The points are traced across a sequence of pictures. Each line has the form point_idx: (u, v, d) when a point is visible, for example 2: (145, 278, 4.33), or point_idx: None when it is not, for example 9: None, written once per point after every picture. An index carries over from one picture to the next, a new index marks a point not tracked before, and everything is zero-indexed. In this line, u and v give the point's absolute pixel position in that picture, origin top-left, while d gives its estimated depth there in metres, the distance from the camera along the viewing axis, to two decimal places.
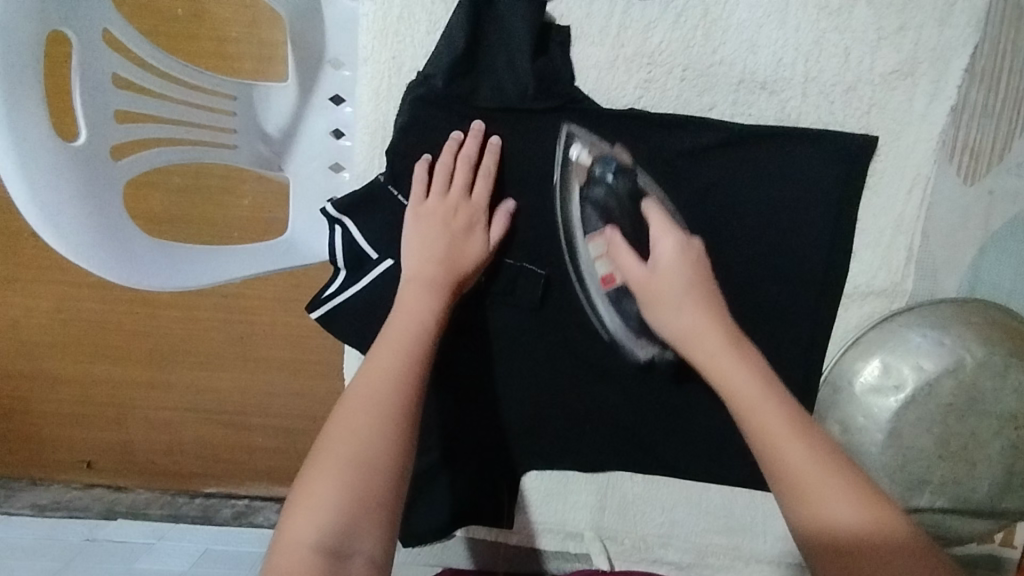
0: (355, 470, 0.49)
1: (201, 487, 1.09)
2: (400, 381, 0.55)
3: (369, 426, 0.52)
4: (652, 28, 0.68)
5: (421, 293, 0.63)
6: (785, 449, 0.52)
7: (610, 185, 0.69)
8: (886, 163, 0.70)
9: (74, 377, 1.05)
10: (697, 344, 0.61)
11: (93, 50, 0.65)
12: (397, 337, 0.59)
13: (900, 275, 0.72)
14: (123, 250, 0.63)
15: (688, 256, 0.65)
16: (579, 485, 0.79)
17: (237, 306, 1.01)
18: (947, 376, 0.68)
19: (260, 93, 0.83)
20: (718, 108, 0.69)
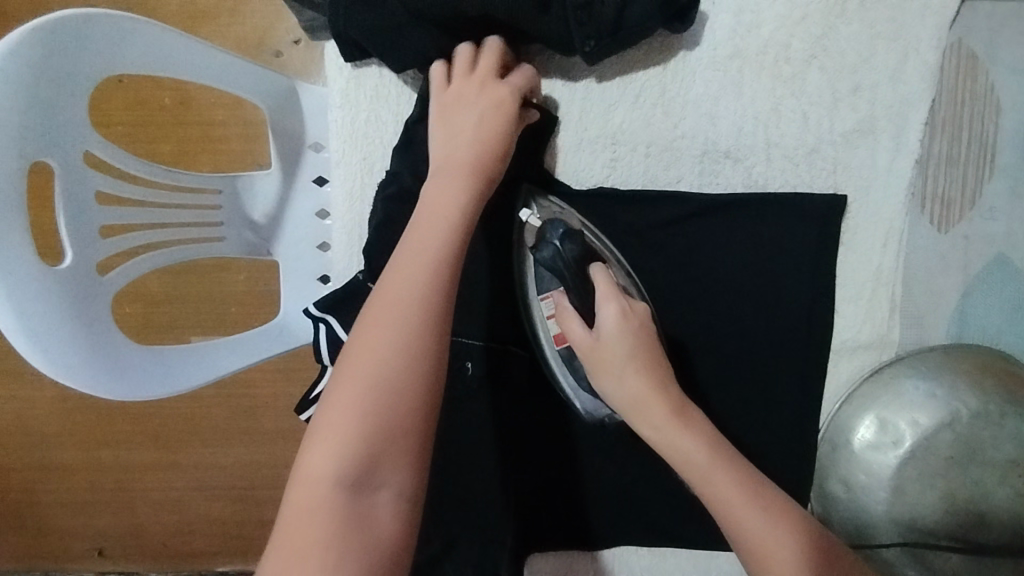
0: (379, 403, 0.47)
1: (213, 566, 1.07)
2: (427, 302, 0.50)
3: (395, 350, 0.48)
4: (613, 110, 0.70)
5: (456, 182, 0.57)
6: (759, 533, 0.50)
7: (557, 249, 0.62)
8: (859, 219, 0.70)
9: (80, 466, 1.05)
10: (640, 417, 0.56)
11: (76, 170, 0.66)
12: (418, 249, 0.53)
13: (886, 327, 0.72)
14: (113, 363, 0.64)
15: (631, 326, 0.59)
16: (583, 563, 0.77)
17: (238, 383, 1.03)
18: (942, 429, 0.67)
19: (244, 183, 0.84)
20: (685, 179, 0.70)
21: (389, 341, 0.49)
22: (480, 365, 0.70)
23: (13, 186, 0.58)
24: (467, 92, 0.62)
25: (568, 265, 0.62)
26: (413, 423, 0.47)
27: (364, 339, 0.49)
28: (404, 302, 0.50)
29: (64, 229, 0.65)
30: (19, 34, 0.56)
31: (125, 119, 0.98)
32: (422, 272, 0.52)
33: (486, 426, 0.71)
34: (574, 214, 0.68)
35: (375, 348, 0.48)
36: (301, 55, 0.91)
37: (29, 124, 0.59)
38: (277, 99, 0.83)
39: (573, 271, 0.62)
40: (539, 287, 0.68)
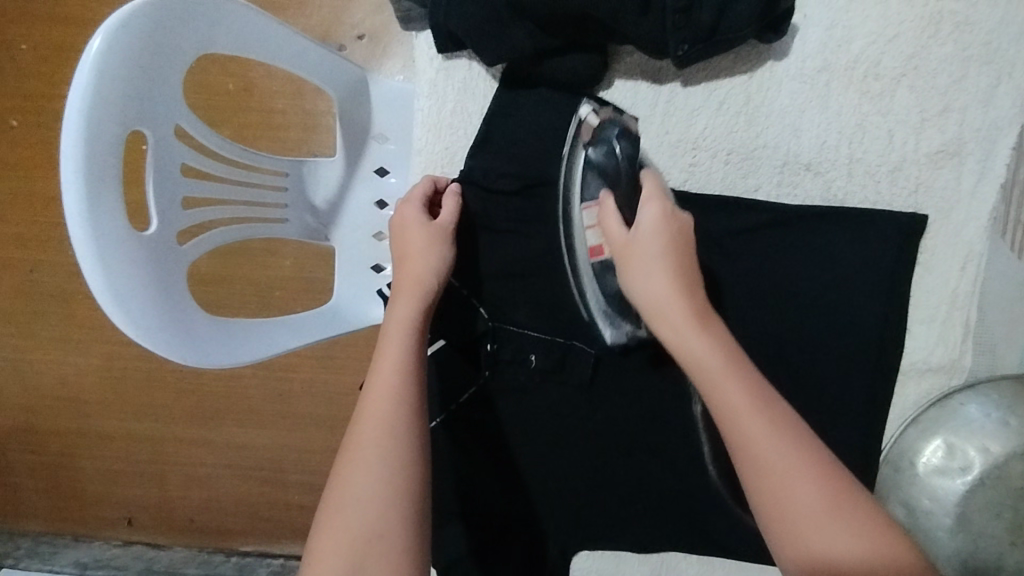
0: (360, 510, 0.53)
1: (239, 546, 1.09)
2: (393, 418, 0.57)
3: (374, 463, 0.55)
4: (696, 115, 0.71)
5: (414, 306, 0.64)
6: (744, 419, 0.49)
7: (612, 146, 0.66)
8: (937, 241, 0.70)
9: (119, 434, 1.08)
10: (662, 314, 0.57)
11: (167, 142, 0.68)
12: (381, 381, 0.59)
13: (958, 351, 0.71)
14: (185, 331, 0.65)
15: (666, 227, 0.60)
16: (630, 566, 0.78)
17: (278, 365, 1.05)
18: (1015, 459, 0.66)
19: (308, 168, 0.86)
20: (763, 188, 0.71)
21: (370, 457, 0.55)
22: (543, 358, 0.74)
23: (114, 152, 0.60)
24: (405, 221, 0.69)
25: (624, 163, 0.66)
26: (393, 522, 0.54)
27: (345, 458, 0.56)
28: (374, 419, 0.57)
29: (150, 199, 0.67)
30: (131, 8, 0.59)
31: (191, 96, 1.02)
32: (389, 390, 0.58)
33: (545, 419, 0.74)
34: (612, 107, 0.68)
35: (354, 469, 0.55)
36: (365, 50, 0.97)
37: (130, 95, 0.61)
38: (351, 89, 0.84)
39: (626, 171, 0.66)
40: (582, 191, 0.68)
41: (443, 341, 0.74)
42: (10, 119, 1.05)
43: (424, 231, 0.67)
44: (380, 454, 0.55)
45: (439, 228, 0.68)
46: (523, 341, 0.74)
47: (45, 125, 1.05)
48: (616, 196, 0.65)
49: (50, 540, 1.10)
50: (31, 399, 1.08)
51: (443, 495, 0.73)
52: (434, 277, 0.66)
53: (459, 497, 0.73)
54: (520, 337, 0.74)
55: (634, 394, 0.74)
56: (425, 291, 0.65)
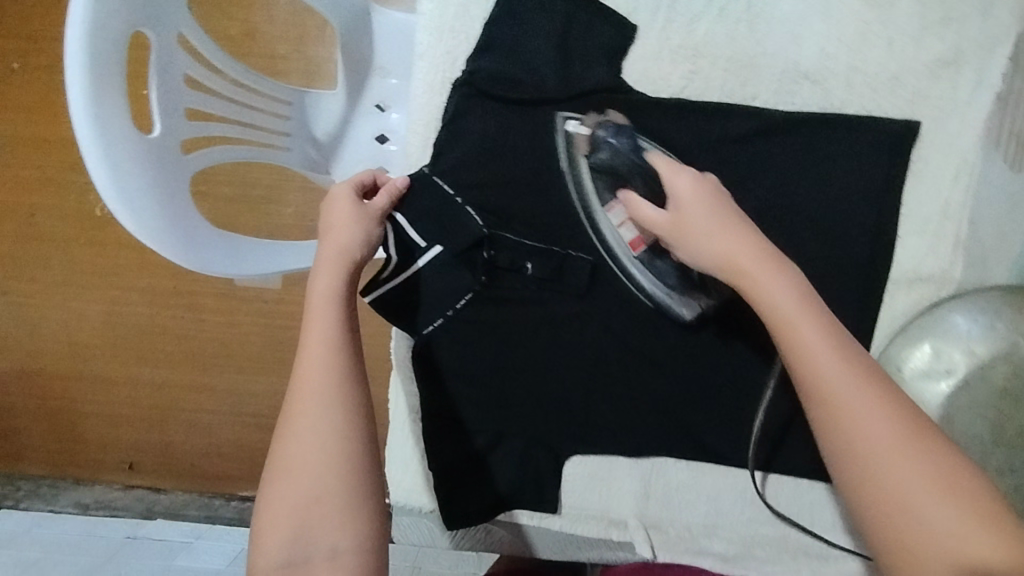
0: (295, 482, 0.52)
1: (236, 490, 1.10)
2: (320, 386, 0.54)
3: (311, 432, 0.53)
4: (697, 23, 0.71)
5: (337, 277, 0.61)
6: (809, 347, 0.51)
7: (614, 145, 0.67)
8: (930, 150, 0.71)
9: (123, 378, 1.10)
10: (733, 267, 0.57)
11: (169, 49, 0.68)
12: (311, 345, 0.56)
13: (949, 262, 0.72)
14: (190, 237, 0.65)
15: (704, 188, 0.62)
16: (623, 470, 0.78)
17: (277, 314, 1.06)
18: (1002, 362, 0.68)
19: (310, 100, 0.88)
20: (761, 97, 0.71)
21: (305, 428, 0.53)
22: (541, 266, 0.74)
23: (118, 47, 0.60)
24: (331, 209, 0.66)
25: (629, 159, 0.67)
26: (335, 483, 0.52)
27: (283, 431, 0.54)
28: (305, 397, 0.54)
29: (154, 104, 0.67)
30: None
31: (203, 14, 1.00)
32: (321, 354, 0.56)
33: (539, 327, 0.75)
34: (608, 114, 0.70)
35: (290, 441, 0.53)
36: None
37: None
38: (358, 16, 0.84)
39: (628, 161, 0.67)
40: (600, 199, 0.69)
41: (441, 246, 0.71)
42: (10, 61, 1.05)
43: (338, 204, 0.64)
44: (311, 423, 0.53)
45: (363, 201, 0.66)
46: (518, 248, 0.74)
47: (46, 67, 1.05)
48: (631, 182, 0.67)
49: (51, 483, 1.11)
50: (36, 341, 1.10)
51: (437, 395, 0.75)
52: (362, 242, 0.64)
53: (454, 399, 0.75)
54: (516, 244, 0.74)
55: (630, 305, 0.75)
56: (350, 260, 0.62)
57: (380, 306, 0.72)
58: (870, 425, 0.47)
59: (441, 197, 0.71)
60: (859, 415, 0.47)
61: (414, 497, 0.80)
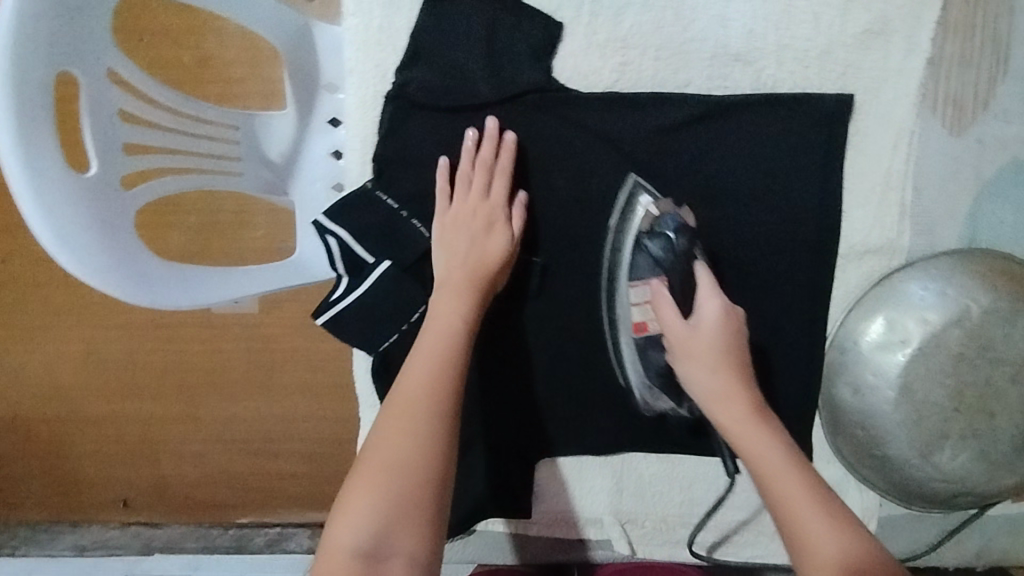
0: (393, 477, 0.54)
1: (235, 518, 1.05)
2: (437, 398, 0.58)
3: (416, 433, 0.56)
4: (622, 14, 0.71)
5: (472, 301, 0.65)
6: (746, 438, 0.57)
7: (669, 241, 0.66)
8: (867, 121, 0.71)
9: (94, 418, 1.02)
10: (721, 407, 0.60)
11: (100, 85, 0.66)
12: (432, 347, 0.61)
13: (896, 232, 0.72)
14: (139, 272, 0.66)
15: (727, 323, 0.63)
16: (594, 469, 0.78)
17: (259, 335, 0.98)
18: (953, 327, 0.67)
19: (261, 122, 0.84)
20: (694, 83, 0.71)
21: (407, 430, 0.56)
22: None
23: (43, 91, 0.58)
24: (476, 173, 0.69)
25: (675, 257, 0.66)
26: (429, 486, 0.55)
27: (385, 425, 0.57)
28: (407, 408, 0.57)
29: (89, 144, 0.66)
30: None
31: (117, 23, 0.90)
32: (440, 367, 0.60)
33: (495, 332, 0.74)
34: (632, 178, 0.71)
35: (391, 435, 0.56)
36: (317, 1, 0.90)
37: (55, 33, 0.59)
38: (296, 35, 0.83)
39: (678, 264, 0.66)
40: (630, 272, 0.69)
41: (390, 261, 0.71)
42: None
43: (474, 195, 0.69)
44: (419, 426, 0.57)
45: (481, 198, 0.69)
46: None
47: None
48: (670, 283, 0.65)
49: (48, 527, 1.06)
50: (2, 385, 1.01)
51: None
52: (504, 247, 0.69)
53: None
54: None
55: (583, 302, 0.74)
56: (474, 279, 0.66)
57: (335, 327, 0.72)
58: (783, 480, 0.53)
59: (386, 212, 0.72)
60: (762, 460, 0.55)
61: None
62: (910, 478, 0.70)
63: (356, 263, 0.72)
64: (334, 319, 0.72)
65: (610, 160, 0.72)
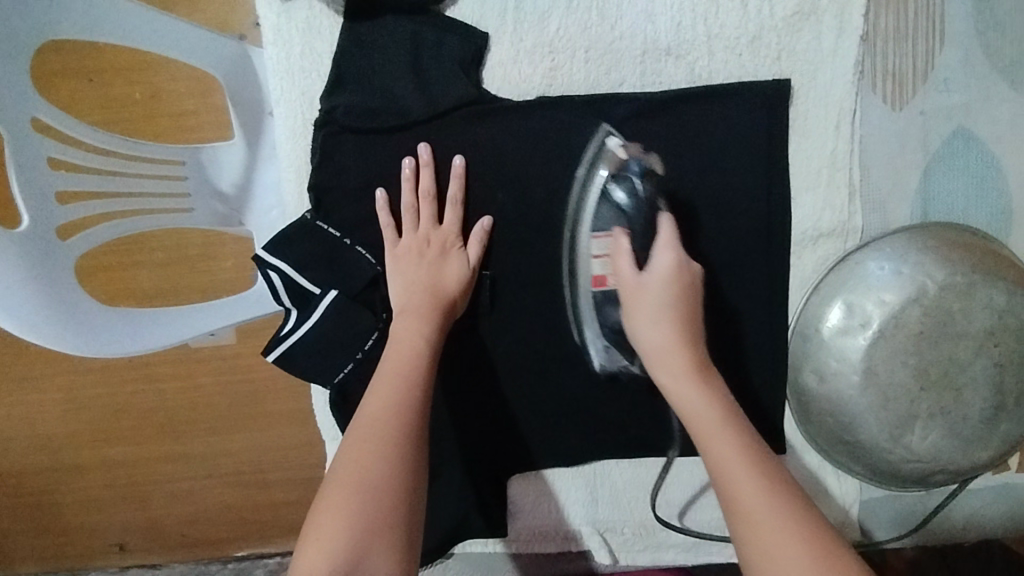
0: (367, 496, 0.52)
1: (233, 551, 1.01)
2: (405, 415, 0.57)
3: (388, 449, 0.55)
4: (547, 18, 0.69)
5: (435, 323, 0.64)
6: (680, 389, 0.55)
7: (633, 184, 0.65)
8: (807, 104, 0.69)
9: (78, 467, 0.97)
10: (662, 363, 0.56)
11: (25, 139, 0.68)
12: (394, 369, 0.60)
13: (847, 213, 0.70)
14: (70, 320, 0.68)
15: (680, 278, 0.60)
16: (566, 480, 0.76)
17: (235, 367, 0.93)
18: (911, 306, 0.66)
19: (208, 154, 0.79)
20: (628, 82, 0.70)
21: (374, 446, 0.55)
22: None
23: None
24: (427, 212, 0.69)
25: (640, 204, 0.64)
26: (407, 501, 0.53)
27: (354, 446, 0.55)
28: (375, 426, 0.56)
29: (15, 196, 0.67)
30: None
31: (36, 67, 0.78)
32: (408, 387, 0.59)
33: (450, 352, 0.73)
34: (604, 129, 0.69)
35: (362, 454, 0.54)
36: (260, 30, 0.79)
37: None
38: (232, 65, 0.78)
39: (642, 216, 0.64)
40: (593, 222, 0.68)
41: (336, 290, 0.70)
42: None
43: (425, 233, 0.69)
44: (389, 443, 0.55)
45: (432, 227, 0.69)
46: None
47: None
48: (632, 231, 0.64)
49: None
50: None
51: None
52: (463, 269, 0.69)
53: None
54: None
55: (535, 314, 0.72)
56: (439, 302, 0.66)
57: (285, 364, 0.70)
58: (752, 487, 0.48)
59: (328, 240, 0.70)
60: (733, 475, 0.49)
61: None
62: (883, 461, 0.69)
63: (303, 294, 0.70)
64: (285, 355, 0.70)
65: (550, 167, 0.70)
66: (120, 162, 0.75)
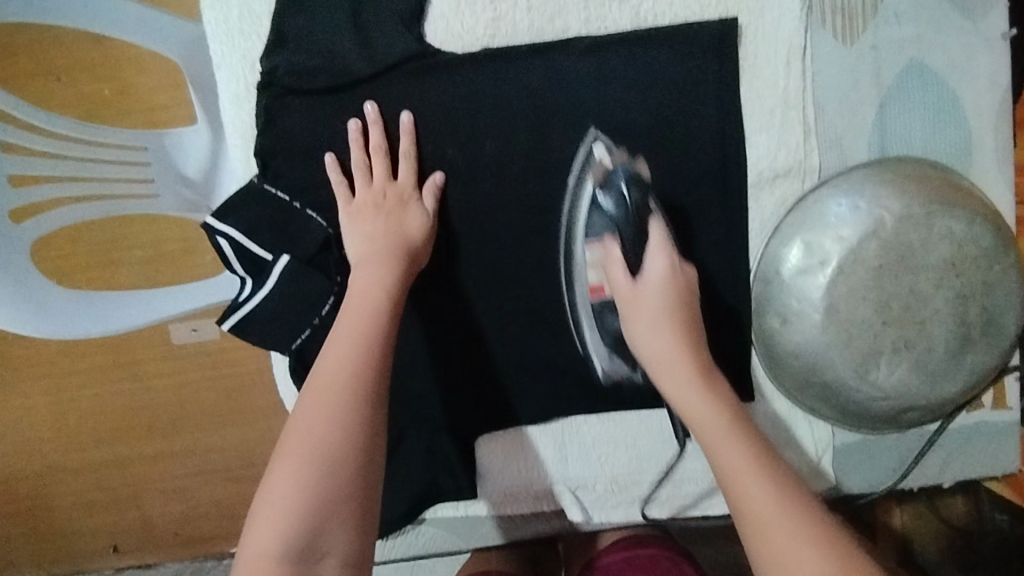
0: (319, 472, 0.51)
1: (225, 548, 0.95)
2: (359, 384, 0.55)
3: (342, 421, 0.53)
4: None
5: (396, 272, 0.63)
6: (696, 411, 0.55)
7: (620, 194, 0.64)
8: (756, 43, 0.68)
9: (55, 472, 0.89)
10: (667, 372, 0.58)
11: None
12: (354, 330, 0.58)
13: (802, 152, 0.69)
14: (46, 308, 0.80)
15: (674, 284, 0.61)
16: (533, 439, 0.76)
17: (216, 356, 0.86)
18: (869, 240, 0.65)
19: (172, 139, 0.80)
20: (573, 29, 0.69)
21: (329, 420, 0.53)
22: None
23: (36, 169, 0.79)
24: (382, 168, 0.68)
25: (626, 211, 0.64)
26: (361, 477, 0.52)
27: (307, 415, 0.53)
28: (329, 393, 0.54)
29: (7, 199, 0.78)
30: None
31: None
32: (365, 351, 0.56)
33: (409, 315, 0.72)
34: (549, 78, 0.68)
35: (316, 425, 0.53)
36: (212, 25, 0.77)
37: None
38: (188, 43, 0.77)
39: (630, 219, 0.63)
40: (585, 224, 0.68)
41: (289, 255, 0.69)
42: None
43: (379, 188, 0.67)
44: (343, 416, 0.53)
45: (387, 182, 0.68)
46: None
47: None
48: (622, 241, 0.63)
49: None
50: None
51: None
52: (422, 221, 0.67)
53: None
54: None
55: (492, 271, 0.71)
56: (400, 255, 0.64)
57: (241, 332, 0.70)
58: (750, 483, 0.49)
59: (279, 204, 0.69)
60: (743, 486, 0.50)
61: None
62: (851, 401, 0.68)
63: (255, 262, 0.69)
64: (241, 323, 0.69)
65: (498, 120, 0.69)
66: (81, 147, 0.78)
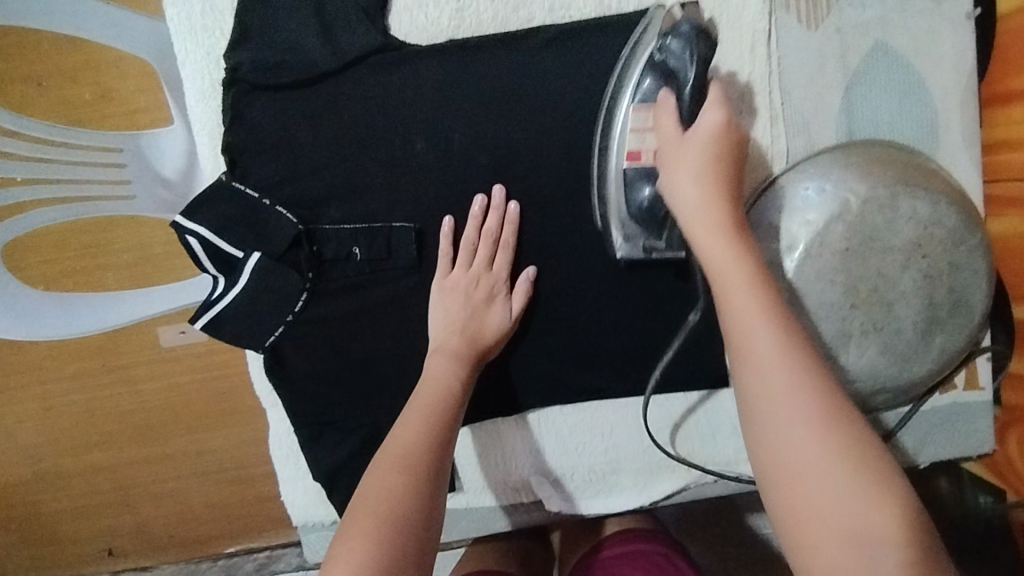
0: (395, 534, 0.49)
1: (221, 548, 0.92)
2: (435, 449, 0.56)
3: (418, 484, 0.52)
4: None
5: (467, 367, 0.64)
6: (722, 268, 0.50)
7: (682, 35, 0.60)
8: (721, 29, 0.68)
9: (47, 476, 0.88)
10: (694, 221, 0.53)
11: None
12: (429, 398, 0.60)
13: (769, 138, 0.69)
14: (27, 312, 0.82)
15: (723, 138, 0.56)
16: (511, 430, 0.76)
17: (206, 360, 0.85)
18: (835, 223, 0.65)
19: (149, 139, 0.79)
20: (537, 19, 0.70)
21: (403, 483, 0.52)
22: (367, 247, 0.70)
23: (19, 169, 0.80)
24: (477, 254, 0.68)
25: (685, 56, 0.59)
26: (431, 539, 0.50)
27: (383, 478, 0.53)
28: (404, 460, 0.54)
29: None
30: None
31: None
32: (434, 419, 0.58)
33: (383, 308, 0.72)
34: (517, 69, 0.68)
35: (391, 483, 0.52)
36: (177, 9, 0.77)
37: None
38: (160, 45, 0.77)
39: (690, 63, 0.59)
40: (635, 91, 0.63)
41: (259, 253, 0.68)
42: None
43: (469, 272, 0.68)
44: (415, 478, 0.53)
45: (483, 271, 0.68)
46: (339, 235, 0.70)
47: None
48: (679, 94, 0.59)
49: None
50: None
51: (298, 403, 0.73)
52: (504, 320, 0.68)
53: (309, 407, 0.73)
54: (340, 231, 0.70)
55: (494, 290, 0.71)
56: (473, 352, 0.65)
57: (214, 330, 0.69)
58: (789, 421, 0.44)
59: (247, 202, 0.69)
60: (751, 337, 0.47)
61: (319, 512, 0.81)
62: None
63: (225, 260, 0.69)
64: (213, 322, 0.69)
65: (466, 111, 0.69)
66: (60, 149, 0.79)
